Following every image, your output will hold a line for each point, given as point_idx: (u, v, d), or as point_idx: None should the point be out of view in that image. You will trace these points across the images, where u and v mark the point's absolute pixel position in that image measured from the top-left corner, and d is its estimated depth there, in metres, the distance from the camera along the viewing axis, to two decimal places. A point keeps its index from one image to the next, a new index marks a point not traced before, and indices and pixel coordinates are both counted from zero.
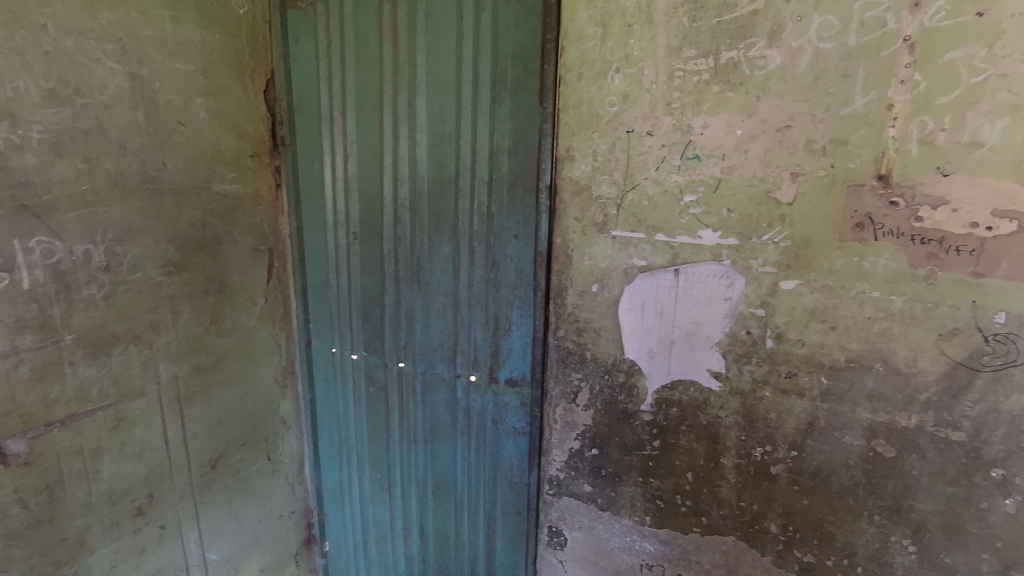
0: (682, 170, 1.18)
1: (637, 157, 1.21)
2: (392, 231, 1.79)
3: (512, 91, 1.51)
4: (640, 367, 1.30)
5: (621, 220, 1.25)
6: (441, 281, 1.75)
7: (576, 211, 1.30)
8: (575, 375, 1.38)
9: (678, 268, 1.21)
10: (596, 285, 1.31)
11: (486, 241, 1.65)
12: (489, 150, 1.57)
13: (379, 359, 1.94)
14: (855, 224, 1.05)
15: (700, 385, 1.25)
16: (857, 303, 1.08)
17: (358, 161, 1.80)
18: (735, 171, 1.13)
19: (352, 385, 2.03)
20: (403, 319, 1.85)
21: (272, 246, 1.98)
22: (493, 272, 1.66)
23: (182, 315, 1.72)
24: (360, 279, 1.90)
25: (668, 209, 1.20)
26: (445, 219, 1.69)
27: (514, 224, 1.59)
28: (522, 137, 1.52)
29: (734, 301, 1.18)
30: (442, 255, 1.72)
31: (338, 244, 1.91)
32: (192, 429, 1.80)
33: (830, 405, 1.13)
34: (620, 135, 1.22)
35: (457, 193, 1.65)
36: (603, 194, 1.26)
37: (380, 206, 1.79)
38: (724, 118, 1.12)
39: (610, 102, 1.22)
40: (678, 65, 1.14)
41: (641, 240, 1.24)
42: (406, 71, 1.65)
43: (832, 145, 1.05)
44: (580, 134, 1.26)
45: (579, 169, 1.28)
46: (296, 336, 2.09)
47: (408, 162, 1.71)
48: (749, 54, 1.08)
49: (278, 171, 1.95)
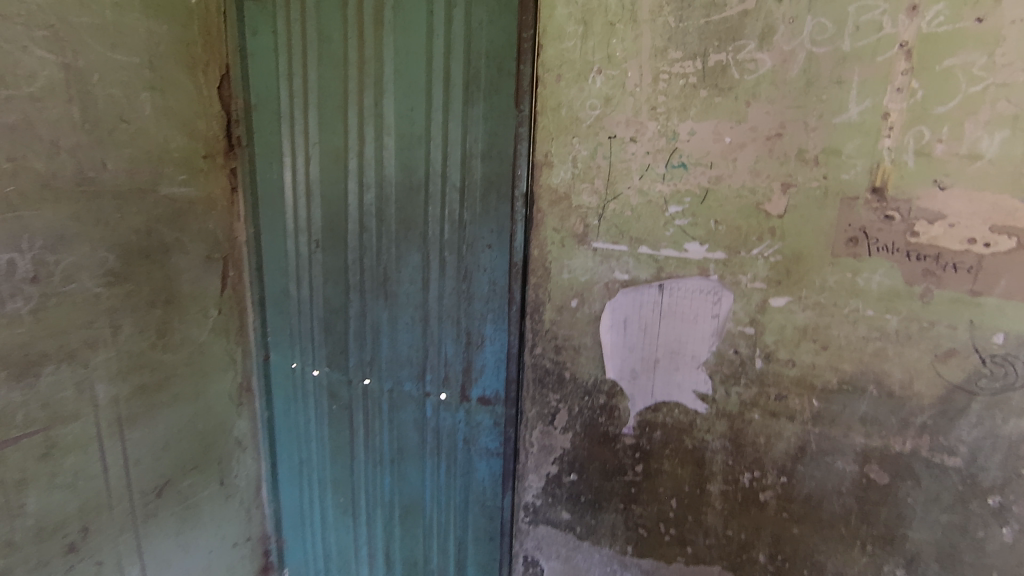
0: (668, 179, 1.11)
1: (619, 164, 1.14)
2: (357, 239, 1.68)
3: (485, 92, 1.42)
4: (621, 387, 1.23)
5: (602, 231, 1.18)
6: (410, 294, 1.65)
7: (555, 221, 1.22)
8: (552, 396, 1.30)
9: (663, 283, 1.14)
10: (576, 300, 1.23)
11: (458, 252, 1.55)
12: (461, 155, 1.48)
13: (342, 375, 1.82)
14: (849, 239, 1.00)
15: (685, 407, 1.18)
16: (850, 322, 1.02)
17: (321, 164, 1.69)
18: (723, 181, 1.07)
19: (314, 403, 1.90)
20: (369, 333, 1.74)
21: (227, 253, 1.85)
22: (466, 284, 1.57)
23: (123, 330, 1.58)
24: (323, 289, 1.78)
25: (652, 220, 1.13)
26: (414, 227, 1.59)
27: (487, 233, 1.50)
28: (496, 141, 1.43)
29: (721, 318, 1.11)
30: (411, 266, 1.62)
31: (299, 253, 1.79)
32: (135, 453, 1.65)
33: (822, 429, 1.08)
34: (601, 140, 1.14)
35: (427, 199, 1.56)
36: (583, 203, 1.19)
37: (344, 212, 1.68)
38: (712, 125, 1.06)
39: (591, 105, 1.14)
40: (664, 67, 1.07)
41: (623, 253, 1.17)
42: (373, 69, 1.55)
43: (825, 155, 0.99)
44: (559, 139, 1.19)
45: (557, 176, 1.20)
46: (254, 350, 1.95)
47: (374, 166, 1.61)
48: (739, 57, 1.01)
49: (234, 173, 1.82)
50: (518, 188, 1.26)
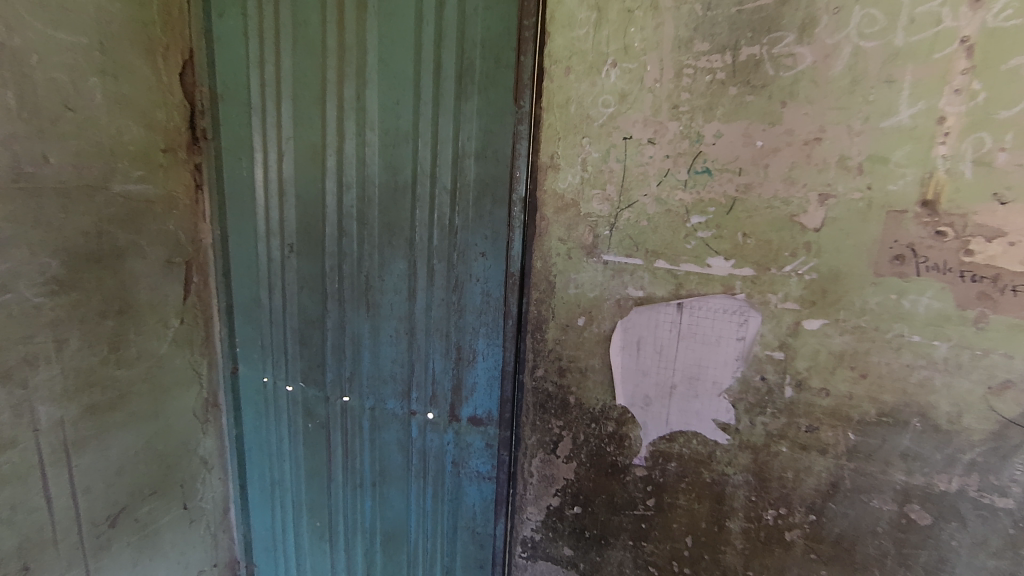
0: (690, 186, 0.99)
1: (635, 168, 1.02)
2: (335, 244, 1.53)
3: (480, 86, 1.28)
4: (633, 415, 1.11)
5: (614, 242, 1.06)
6: (394, 305, 1.51)
7: (561, 230, 1.09)
8: (555, 423, 1.18)
9: (683, 302, 1.03)
10: (583, 319, 1.11)
11: (448, 260, 1.42)
12: (454, 154, 1.35)
13: (319, 391, 1.67)
14: (894, 257, 0.90)
15: (703, 437, 1.07)
16: (893, 349, 0.92)
17: (295, 160, 1.53)
18: (753, 190, 0.95)
19: (287, 420, 1.75)
20: (348, 346, 1.59)
21: (190, 257, 1.67)
22: (457, 296, 1.43)
23: (69, 345, 1.40)
24: (298, 298, 1.62)
25: (672, 232, 1.02)
26: (399, 232, 1.45)
27: (481, 240, 1.37)
28: (492, 139, 1.30)
29: (747, 341, 1.00)
30: (396, 274, 1.48)
31: (271, 258, 1.63)
32: (85, 481, 1.48)
33: (857, 464, 0.98)
34: (615, 142, 1.02)
35: (415, 202, 1.41)
36: (593, 211, 1.06)
37: (321, 214, 1.52)
38: (742, 127, 0.94)
39: (604, 101, 1.02)
40: (688, 60, 0.95)
41: (638, 268, 1.05)
42: (355, 57, 1.40)
43: (870, 163, 0.88)
44: (567, 139, 1.06)
45: (564, 181, 1.07)
46: (221, 363, 1.79)
47: (355, 164, 1.46)
48: (775, 51, 0.90)
49: (198, 169, 1.65)
50: (516, 192, 1.12)
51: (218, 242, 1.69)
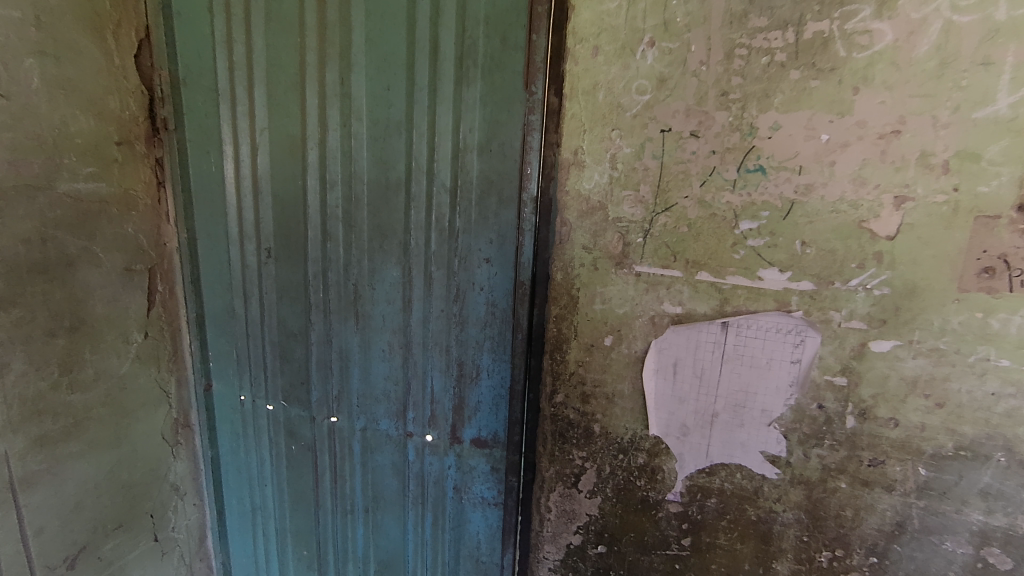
0: (740, 187, 0.85)
1: (674, 166, 0.87)
2: (319, 249, 1.36)
3: (485, 69, 1.13)
4: (668, 446, 0.98)
5: (649, 251, 0.91)
6: (387, 316, 1.35)
7: (585, 237, 0.95)
8: (576, 454, 1.04)
9: (728, 321, 0.89)
10: (611, 338, 0.97)
11: (447, 267, 1.26)
12: (454, 148, 1.19)
13: (303, 411, 1.51)
14: (983, 270, 0.77)
15: (749, 471, 0.95)
16: (976, 375, 0.80)
17: (271, 154, 1.35)
18: (815, 192, 0.82)
19: (268, 442, 1.59)
20: (336, 362, 1.43)
21: (153, 264, 1.49)
22: (458, 307, 1.28)
23: (12, 369, 1.22)
24: (277, 309, 1.45)
25: (716, 240, 0.88)
26: (392, 235, 1.29)
27: (485, 245, 1.21)
28: (498, 130, 1.14)
29: (803, 365, 0.88)
30: (389, 282, 1.32)
31: (246, 264, 1.45)
32: (37, 521, 1.31)
33: (928, 502, 0.86)
34: (651, 135, 0.87)
35: (409, 201, 1.25)
36: (624, 215, 0.91)
37: (302, 215, 1.35)
38: (804, 117, 0.80)
39: (639, 88, 0.87)
40: (742, 39, 0.81)
41: (676, 280, 0.91)
42: (338, 35, 1.22)
43: (957, 161, 0.75)
44: (594, 132, 0.91)
45: (589, 180, 0.92)
46: (192, 380, 1.61)
47: (340, 159, 1.29)
48: (848, 28, 0.76)
49: (159, 164, 1.45)
50: (527, 192, 0.97)
51: (185, 246, 1.50)
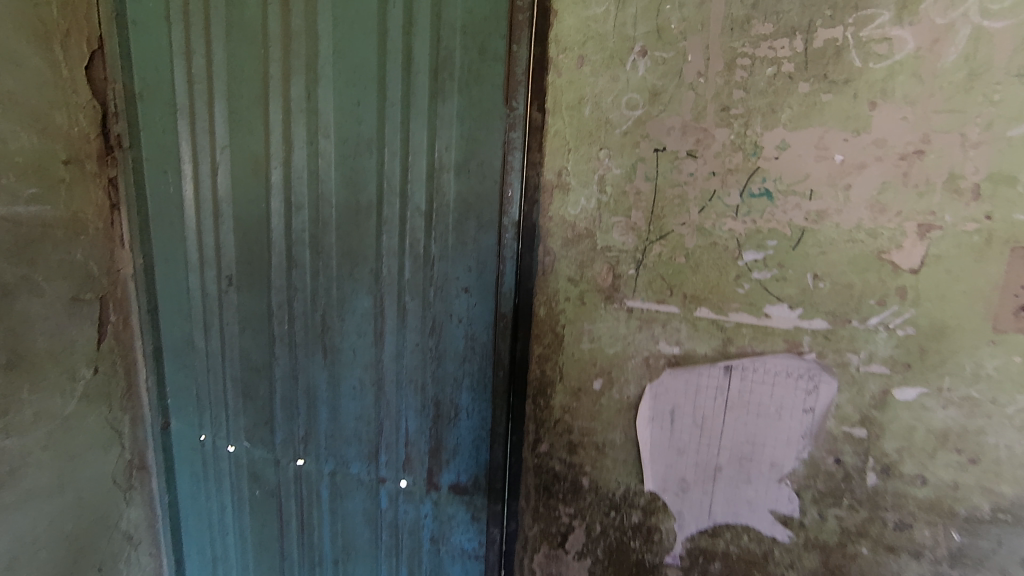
0: (743, 213, 0.75)
1: (670, 189, 0.78)
2: (283, 277, 1.25)
3: (461, 83, 1.03)
4: (665, 503, 0.87)
5: (642, 284, 0.81)
6: (357, 350, 1.24)
7: (570, 268, 0.84)
8: (563, 511, 0.93)
9: (732, 364, 0.79)
10: (600, 381, 0.86)
11: (422, 297, 1.16)
12: (428, 168, 1.08)
13: (267, 453, 1.38)
14: (1021, 308, 0.68)
15: (757, 532, 0.84)
16: (1015, 428, 0.70)
17: (233, 174, 1.25)
18: (829, 219, 0.72)
19: (230, 486, 1.46)
20: (302, 400, 1.31)
21: (104, 293, 1.37)
22: (435, 341, 1.17)
23: None
24: (239, 341, 1.34)
25: (717, 272, 0.78)
26: (362, 262, 1.18)
27: (463, 273, 1.11)
28: (476, 149, 1.05)
29: (817, 415, 0.77)
30: (359, 313, 1.21)
31: (207, 293, 1.34)
32: None
33: (962, 572, 0.76)
34: (643, 155, 0.78)
35: (381, 225, 1.15)
36: (614, 244, 0.81)
37: (265, 240, 1.25)
38: (815, 135, 0.71)
39: (629, 102, 0.78)
40: (744, 48, 0.72)
41: (672, 317, 0.81)
42: (304, 46, 1.13)
43: (990, 184, 0.66)
44: (579, 151, 0.81)
45: (575, 205, 0.83)
46: (149, 418, 1.49)
47: (306, 179, 1.18)
48: (864, 35, 0.67)
49: (112, 184, 1.35)
50: (507, 215, 0.86)
51: (141, 273, 1.39)
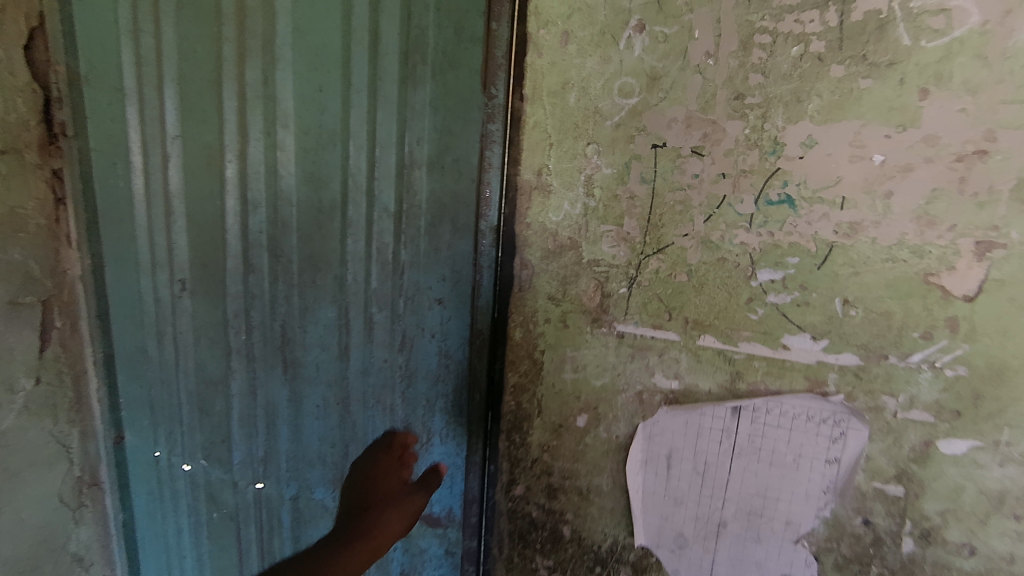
0: (758, 224, 0.62)
1: (670, 194, 0.64)
2: (240, 283, 1.03)
3: (435, 67, 0.85)
4: (658, 560, 0.74)
5: (636, 306, 0.68)
6: (321, 366, 1.04)
7: (551, 285, 0.71)
8: (541, 563, 0.80)
9: (741, 404, 0.66)
10: (585, 417, 0.74)
11: (391, 308, 0.97)
12: (397, 164, 0.89)
13: (225, 475, 1.21)
14: None
15: None
16: None
17: (183, 169, 0.99)
18: (863, 233, 0.59)
19: (185, 508, 1.27)
20: (261, 419, 1.13)
21: (48, 297, 1.07)
22: (405, 358, 0.98)
23: None
24: (195, 352, 1.12)
25: (726, 294, 0.65)
26: (325, 268, 0.97)
27: (436, 283, 0.93)
28: (452, 145, 0.87)
29: (842, 468, 0.65)
30: (323, 323, 1.01)
31: (162, 299, 1.09)
32: None
33: None
34: (639, 152, 0.65)
35: (346, 228, 0.94)
36: (603, 257, 0.68)
37: (220, 243, 1.01)
38: (850, 130, 0.58)
39: (623, 88, 0.64)
40: (763, 23, 0.59)
41: (671, 345, 0.68)
42: (260, 21, 0.89)
43: None
44: (563, 146, 0.68)
45: (557, 211, 0.69)
46: (97, 436, 1.21)
47: (263, 176, 0.96)
48: (916, 6, 0.54)
49: (59, 177, 1.05)
50: (484, 220, 0.87)
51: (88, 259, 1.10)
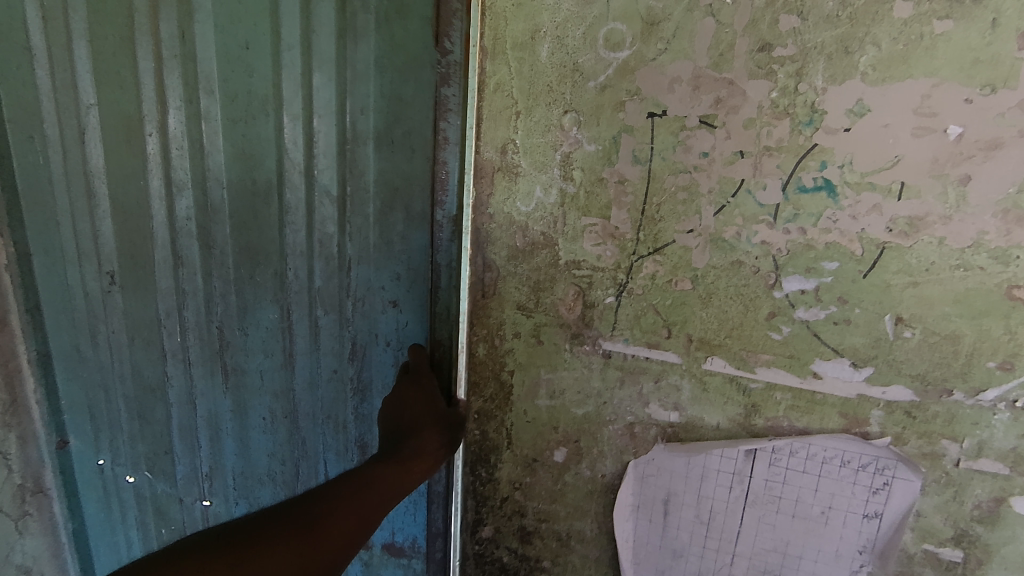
0: (786, 218, 0.47)
1: (670, 178, 0.50)
2: (171, 276, 0.81)
3: (380, 16, 0.63)
4: None
5: (627, 320, 0.54)
6: (265, 374, 0.83)
7: (520, 291, 0.57)
8: None
9: (758, 445, 0.53)
10: (564, 452, 0.60)
11: (338, 312, 0.76)
12: (337, 139, 0.68)
13: (171, 488, 0.98)
14: None
15: None
16: None
17: (103, 142, 0.77)
18: (927, 230, 0.44)
19: (133, 522, 1.04)
20: (204, 429, 0.91)
21: None
22: (357, 369, 0.79)
23: None
24: (131, 356, 0.89)
25: (741, 309, 0.50)
26: (265, 264, 0.76)
27: (389, 283, 0.74)
28: (401, 114, 0.67)
29: (882, 525, 0.52)
30: (265, 326, 0.80)
31: (91, 294, 0.86)
32: None
33: None
34: (631, 123, 0.50)
35: (286, 216, 0.73)
36: (585, 258, 0.54)
37: (147, 231, 0.80)
38: (914, 93, 0.43)
39: (610, 37, 0.49)
40: None
41: (670, 369, 0.54)
42: None
43: None
44: (533, 114, 0.52)
45: (526, 198, 0.54)
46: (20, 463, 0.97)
47: (188, 153, 0.74)
48: None
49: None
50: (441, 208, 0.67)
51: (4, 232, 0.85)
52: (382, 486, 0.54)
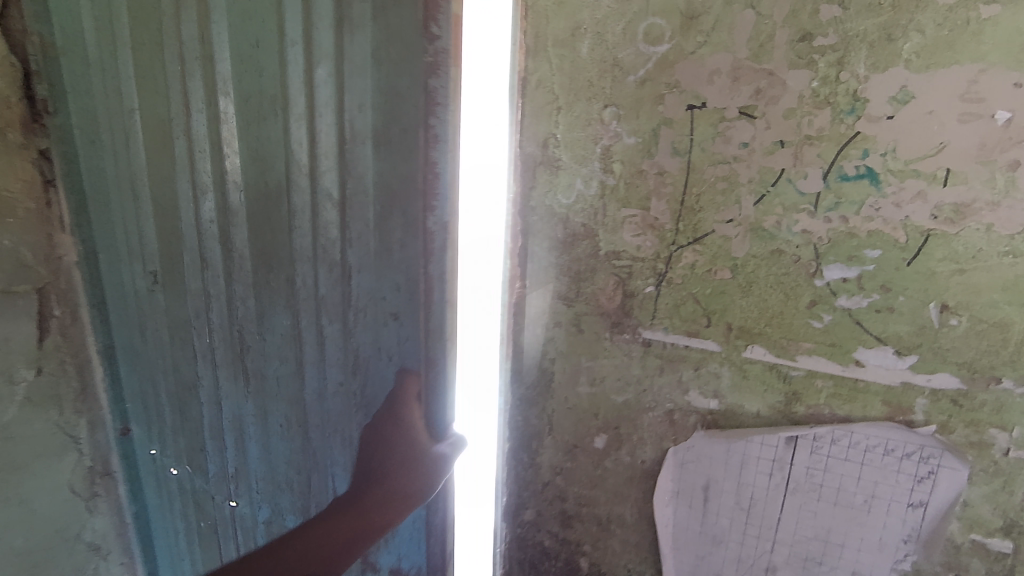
0: (827, 206, 0.48)
1: (709, 169, 0.50)
2: (198, 279, 0.67)
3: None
4: None
5: (668, 309, 0.55)
6: (282, 381, 0.66)
7: (562, 282, 0.59)
8: None
9: (798, 433, 0.53)
10: (604, 438, 0.62)
11: (342, 323, 0.59)
12: (334, 139, 0.52)
13: (206, 483, 0.81)
14: None
15: None
16: None
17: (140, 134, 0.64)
18: (974, 217, 0.44)
19: (180, 515, 0.86)
20: (229, 432, 0.75)
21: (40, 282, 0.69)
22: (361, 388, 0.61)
23: None
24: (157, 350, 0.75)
25: (782, 297, 0.51)
26: (278, 263, 0.60)
27: (388, 292, 0.56)
28: (398, 112, 0.50)
29: (926, 514, 0.52)
30: (277, 330, 0.64)
31: (139, 294, 0.72)
32: None
33: None
34: (671, 116, 0.51)
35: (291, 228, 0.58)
36: (625, 249, 0.55)
37: (172, 226, 0.66)
38: (960, 79, 0.42)
39: (650, 33, 0.50)
40: None
41: (710, 357, 0.55)
42: None
43: None
44: (574, 109, 0.54)
45: (568, 190, 0.56)
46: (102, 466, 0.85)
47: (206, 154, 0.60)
48: None
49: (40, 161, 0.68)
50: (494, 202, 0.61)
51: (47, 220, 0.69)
52: (339, 541, 0.55)
